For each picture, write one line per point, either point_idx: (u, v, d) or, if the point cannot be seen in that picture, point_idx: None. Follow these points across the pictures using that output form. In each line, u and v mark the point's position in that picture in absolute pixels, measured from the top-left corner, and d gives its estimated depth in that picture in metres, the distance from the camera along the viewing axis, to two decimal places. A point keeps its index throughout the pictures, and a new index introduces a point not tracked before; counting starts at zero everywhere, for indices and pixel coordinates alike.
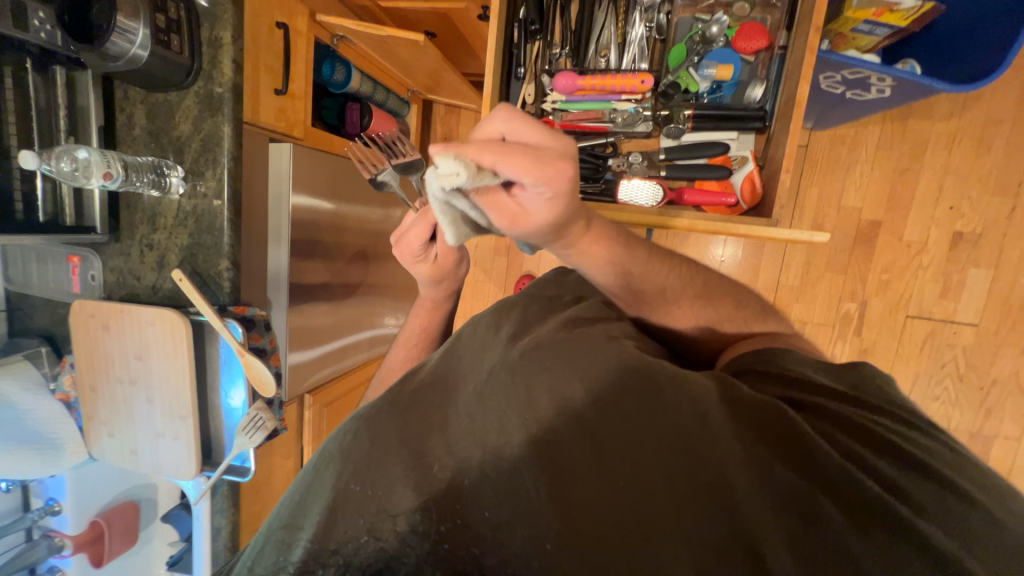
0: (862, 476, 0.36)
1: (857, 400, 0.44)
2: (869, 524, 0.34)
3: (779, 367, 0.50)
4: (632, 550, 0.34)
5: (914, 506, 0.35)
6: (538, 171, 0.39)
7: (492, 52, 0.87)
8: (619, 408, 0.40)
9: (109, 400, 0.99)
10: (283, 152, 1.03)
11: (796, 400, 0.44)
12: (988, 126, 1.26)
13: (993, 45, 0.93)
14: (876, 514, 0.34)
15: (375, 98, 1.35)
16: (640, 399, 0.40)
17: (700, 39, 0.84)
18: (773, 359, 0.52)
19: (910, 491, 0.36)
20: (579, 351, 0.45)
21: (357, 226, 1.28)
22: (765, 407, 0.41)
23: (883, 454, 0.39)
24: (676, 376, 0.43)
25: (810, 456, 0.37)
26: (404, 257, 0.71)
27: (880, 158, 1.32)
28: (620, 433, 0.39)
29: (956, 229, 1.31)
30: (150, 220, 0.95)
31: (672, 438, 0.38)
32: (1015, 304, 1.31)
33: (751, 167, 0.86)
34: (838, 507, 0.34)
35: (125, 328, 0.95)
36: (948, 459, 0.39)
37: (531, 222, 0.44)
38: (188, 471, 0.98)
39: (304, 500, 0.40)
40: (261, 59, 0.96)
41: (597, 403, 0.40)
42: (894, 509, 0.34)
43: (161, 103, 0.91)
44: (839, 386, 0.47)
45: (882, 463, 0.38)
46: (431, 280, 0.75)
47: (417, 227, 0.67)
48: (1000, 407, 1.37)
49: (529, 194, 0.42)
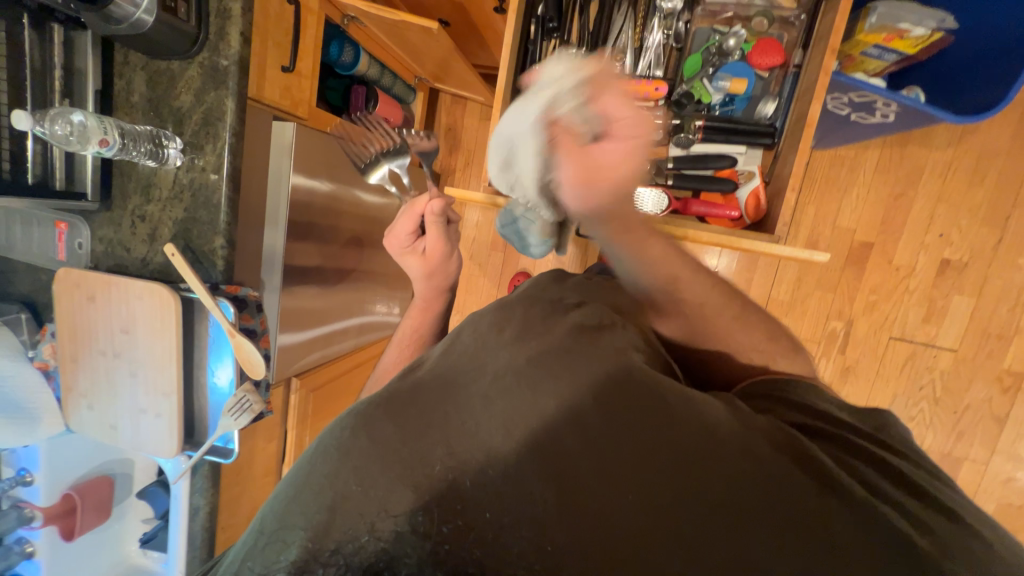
0: (875, 503, 0.38)
1: (872, 436, 0.47)
2: (885, 548, 0.35)
3: (794, 399, 0.53)
4: (633, 560, 0.35)
5: (928, 534, 0.36)
6: (616, 119, 0.47)
7: (508, 46, 0.86)
8: (625, 419, 0.41)
9: (90, 372, 0.97)
10: (286, 131, 1.01)
11: (813, 430, 0.47)
12: (983, 157, 1.28)
13: (996, 79, 0.95)
14: (891, 539, 0.36)
15: (382, 82, 1.33)
16: (660, 415, 0.42)
17: (716, 50, 0.85)
18: (791, 391, 0.55)
19: (924, 520, 0.38)
20: (590, 361, 0.46)
21: (355, 212, 1.26)
22: (772, 430, 0.44)
23: (897, 487, 0.41)
24: (697, 398, 0.45)
25: (825, 479, 0.39)
26: (396, 250, 0.80)
27: (878, 181, 1.34)
28: (627, 444, 0.40)
29: (944, 256, 1.34)
30: (144, 191, 0.93)
31: (681, 454, 0.40)
32: (994, 333, 1.35)
33: (757, 183, 0.88)
34: (853, 529, 0.36)
35: (111, 299, 0.92)
36: (957, 499, 0.41)
37: (601, 179, 0.48)
38: (169, 450, 0.96)
39: (299, 495, 0.40)
40: (269, 34, 0.93)
41: (613, 414, 0.42)
42: (907, 534, 0.36)
43: (162, 72, 0.88)
44: (857, 423, 0.49)
45: (895, 494, 0.40)
46: (422, 274, 0.81)
47: (404, 219, 0.78)
48: (971, 431, 1.41)
49: (609, 147, 0.48)
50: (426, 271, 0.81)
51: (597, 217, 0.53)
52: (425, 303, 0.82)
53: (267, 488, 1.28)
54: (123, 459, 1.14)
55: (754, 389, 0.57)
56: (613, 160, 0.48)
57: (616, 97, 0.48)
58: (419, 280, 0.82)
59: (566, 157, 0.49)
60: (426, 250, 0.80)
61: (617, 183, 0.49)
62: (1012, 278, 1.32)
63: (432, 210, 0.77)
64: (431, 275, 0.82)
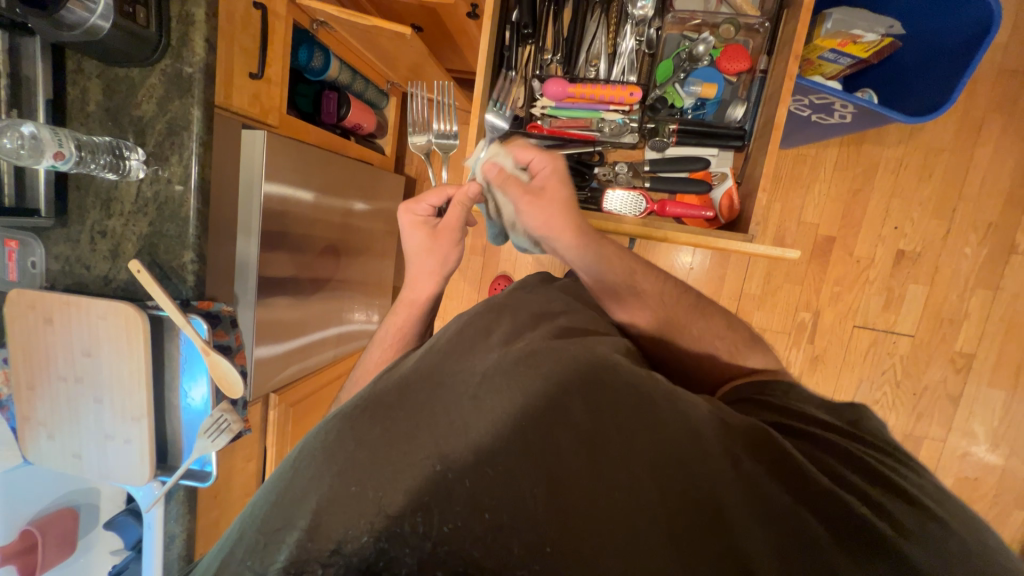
0: (848, 499, 0.40)
1: (847, 432, 0.49)
2: (854, 544, 0.38)
3: (772, 399, 0.56)
4: (623, 554, 0.36)
5: (900, 529, 0.39)
6: (539, 157, 0.72)
7: (484, 52, 0.86)
8: (612, 419, 0.42)
9: (50, 400, 0.91)
10: (255, 140, 0.97)
11: (791, 427, 0.49)
12: (929, 154, 1.38)
13: (942, 84, 1.01)
14: (859, 536, 0.38)
15: (353, 87, 1.33)
16: (642, 415, 0.43)
17: (686, 57, 0.88)
18: (769, 392, 0.58)
19: (893, 515, 0.40)
20: (581, 358, 0.47)
21: (330, 220, 1.24)
22: (757, 432, 0.45)
23: (873, 482, 0.43)
24: (674, 395, 0.47)
25: (804, 477, 0.41)
26: (412, 218, 0.82)
27: (836, 178, 1.42)
28: (613, 441, 0.41)
29: (900, 247, 1.43)
30: (104, 206, 0.88)
31: (666, 453, 0.41)
32: (946, 318, 1.45)
33: (731, 184, 0.90)
34: (825, 527, 0.38)
35: (71, 321, 0.87)
36: (929, 491, 0.44)
37: (544, 198, 0.69)
38: (140, 476, 0.92)
39: (282, 498, 0.38)
40: (236, 41, 0.90)
41: (595, 413, 0.42)
42: (876, 529, 0.38)
43: (120, 80, 0.84)
44: (835, 420, 0.51)
45: (869, 488, 0.42)
46: (423, 247, 0.81)
47: (436, 193, 0.83)
48: (929, 411, 1.50)
49: (539, 178, 0.71)
50: (428, 247, 0.81)
51: (553, 225, 0.69)
52: (411, 298, 0.81)
53: None
54: (88, 488, 1.07)
55: (740, 393, 0.61)
56: (546, 185, 0.71)
57: (527, 147, 0.73)
58: (418, 255, 0.81)
59: (513, 186, 0.69)
60: (437, 227, 0.81)
61: (555, 197, 0.69)
62: (960, 266, 1.41)
63: (467, 191, 0.79)
64: (429, 250, 0.81)
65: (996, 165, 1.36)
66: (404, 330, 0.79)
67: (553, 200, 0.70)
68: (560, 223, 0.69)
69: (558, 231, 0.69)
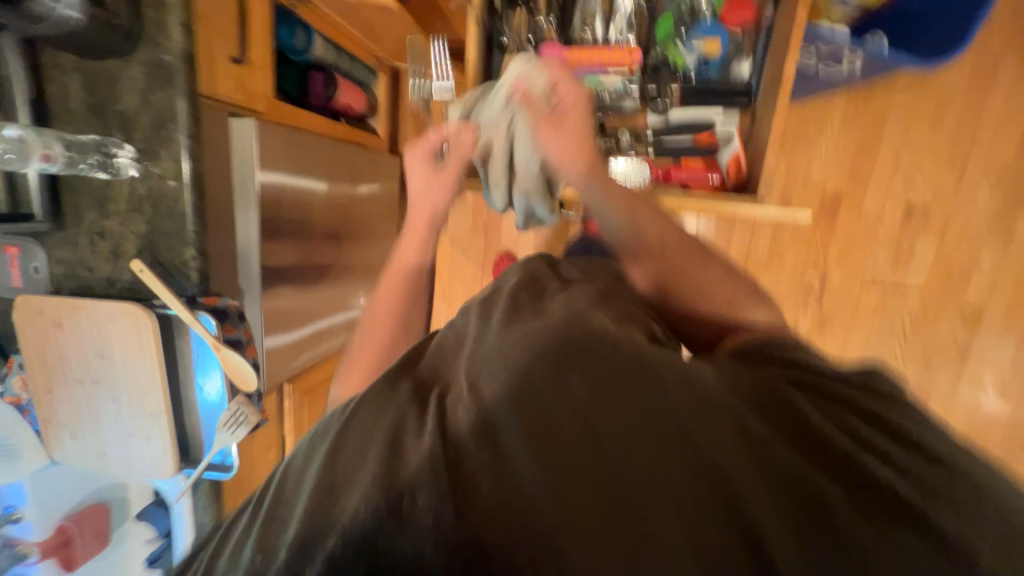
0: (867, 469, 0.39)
1: (864, 390, 0.47)
2: (873, 513, 0.37)
3: (777, 355, 0.53)
4: (632, 530, 0.35)
5: (924, 496, 0.37)
6: (565, 86, 0.78)
7: (473, 18, 0.84)
8: (615, 391, 0.40)
9: (69, 402, 0.93)
10: (246, 128, 0.94)
11: (805, 381, 0.47)
12: (941, 101, 1.33)
13: (960, 25, 0.96)
14: (883, 506, 0.37)
15: (340, 66, 1.29)
16: (646, 394, 0.42)
17: (687, 10, 0.84)
18: (772, 347, 0.54)
19: (918, 479, 0.39)
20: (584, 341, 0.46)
21: (329, 205, 1.21)
22: (769, 396, 0.44)
23: (898, 446, 0.41)
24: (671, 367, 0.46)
25: (820, 444, 0.40)
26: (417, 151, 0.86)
27: (844, 132, 1.38)
28: (616, 416, 0.39)
29: (909, 201, 1.40)
30: (98, 206, 0.86)
31: (673, 421, 0.39)
32: (957, 270, 1.43)
33: (738, 145, 0.86)
34: (849, 502, 0.37)
35: (81, 324, 0.87)
36: (951, 451, 0.42)
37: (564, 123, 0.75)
38: (166, 471, 0.94)
39: (288, 485, 0.39)
40: (213, 25, 0.86)
41: (597, 387, 0.41)
42: (895, 495, 0.37)
43: (100, 73, 0.81)
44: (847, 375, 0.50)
45: (893, 452, 0.41)
46: (423, 182, 0.84)
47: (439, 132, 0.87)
48: (938, 364, 1.50)
49: (564, 104, 0.77)
50: (426, 180, 0.84)
51: (564, 151, 0.74)
52: (400, 267, 0.80)
53: None
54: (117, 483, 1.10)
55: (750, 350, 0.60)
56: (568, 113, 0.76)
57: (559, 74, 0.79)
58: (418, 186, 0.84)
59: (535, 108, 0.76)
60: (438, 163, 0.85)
61: (574, 123, 0.75)
62: (971, 216, 1.38)
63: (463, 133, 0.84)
64: (428, 184, 0.84)
65: (1011, 108, 1.31)
66: (394, 304, 0.75)
67: (571, 126, 0.75)
68: (574, 149, 0.74)
69: (571, 156, 0.74)
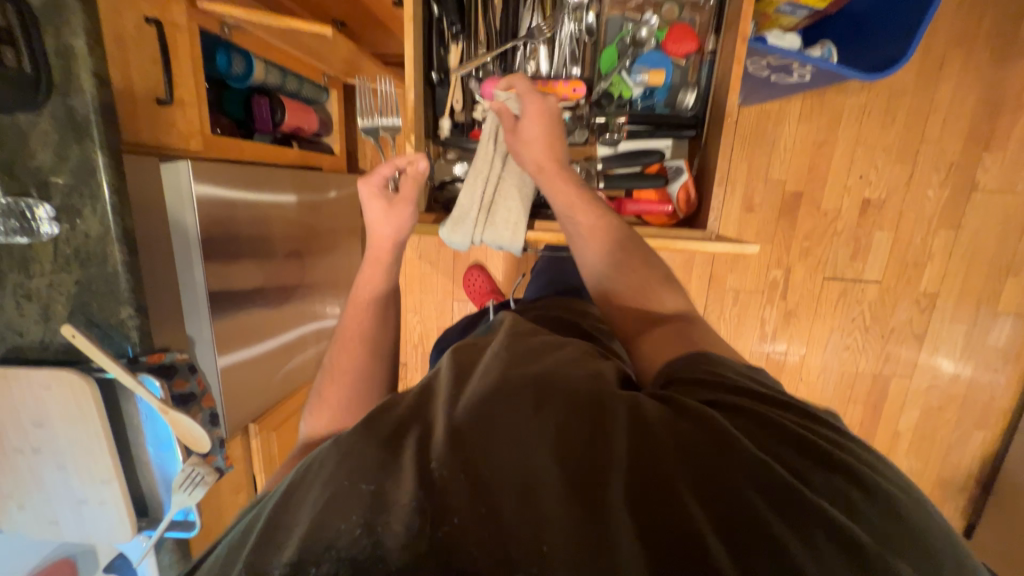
0: (823, 508, 0.34)
1: (793, 406, 0.44)
2: (831, 554, 0.32)
3: (715, 378, 0.48)
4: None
5: (866, 524, 0.34)
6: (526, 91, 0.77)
7: (411, 62, 0.81)
8: (507, 432, 0.37)
9: (11, 473, 0.88)
10: (179, 171, 0.89)
11: (734, 404, 0.43)
12: (891, 99, 1.35)
13: (898, 34, 0.96)
14: (835, 544, 0.32)
15: (286, 87, 1.22)
16: (616, 429, 0.38)
17: (630, 42, 0.82)
18: (707, 364, 0.51)
19: (846, 504, 0.35)
20: (553, 386, 0.42)
21: (285, 237, 1.16)
22: (684, 424, 0.39)
23: (834, 475, 0.37)
24: (634, 401, 0.42)
25: (760, 477, 0.35)
26: (369, 192, 0.80)
27: (802, 131, 1.39)
28: (510, 465, 0.35)
29: (865, 196, 1.43)
30: (22, 267, 0.81)
31: (572, 455, 0.36)
32: (912, 261, 1.47)
33: (687, 178, 0.85)
34: (797, 541, 0.32)
35: (14, 393, 0.82)
36: (884, 473, 0.39)
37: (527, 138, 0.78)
38: (125, 534, 0.91)
39: None
40: (132, 63, 0.80)
41: (489, 431, 0.37)
42: (847, 532, 0.33)
43: (8, 128, 0.74)
44: (774, 391, 0.47)
45: (821, 475, 0.37)
46: (380, 218, 0.80)
47: (388, 165, 0.81)
48: (897, 352, 1.56)
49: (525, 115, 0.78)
50: (385, 216, 0.80)
51: (530, 163, 0.78)
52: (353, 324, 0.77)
53: None
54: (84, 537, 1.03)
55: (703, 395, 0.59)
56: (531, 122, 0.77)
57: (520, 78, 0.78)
58: (376, 226, 0.80)
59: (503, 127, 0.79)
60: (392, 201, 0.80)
61: (538, 133, 0.77)
62: (923, 210, 1.42)
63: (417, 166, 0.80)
64: (386, 223, 0.80)
65: (956, 103, 1.34)
66: (350, 377, 0.71)
67: (535, 136, 0.78)
68: (547, 161, 0.77)
69: (545, 168, 0.77)
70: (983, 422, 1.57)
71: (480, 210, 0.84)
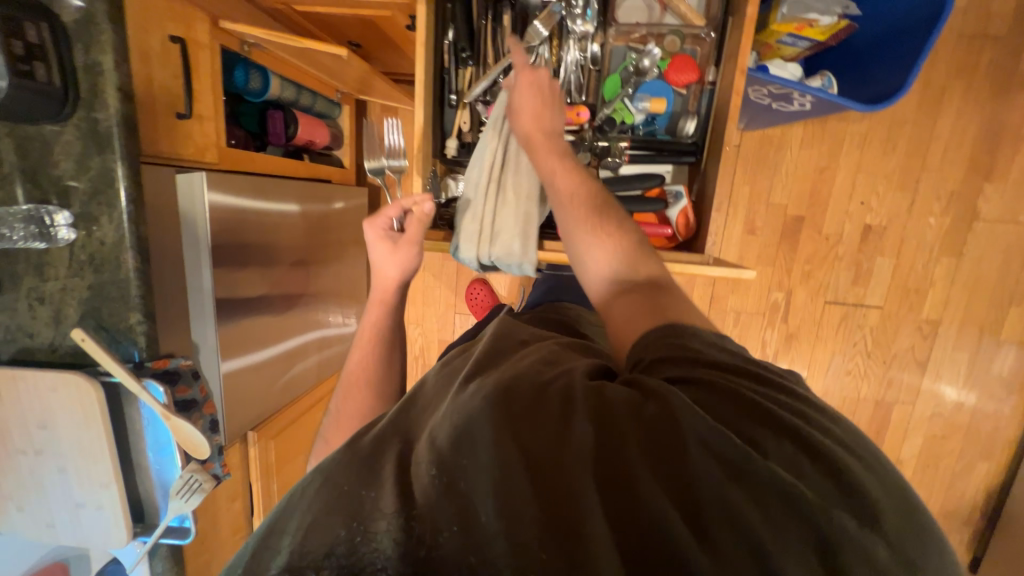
0: (782, 478, 0.38)
1: (755, 375, 0.48)
2: (787, 523, 0.36)
3: (688, 353, 0.50)
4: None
5: (818, 487, 0.38)
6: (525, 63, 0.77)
7: (421, 84, 0.85)
8: (473, 435, 0.39)
9: (12, 474, 0.89)
10: (193, 182, 0.91)
11: (704, 382, 0.46)
12: (892, 128, 1.38)
13: (895, 68, 0.99)
14: (792, 512, 0.36)
15: (300, 102, 1.26)
16: (577, 423, 0.40)
17: (634, 70, 0.85)
18: (679, 337, 0.53)
19: (802, 472, 0.39)
20: (521, 383, 0.44)
21: (292, 247, 1.18)
22: (648, 409, 0.41)
23: (796, 446, 0.40)
24: (601, 390, 0.43)
25: (723, 457, 0.38)
26: (376, 233, 0.83)
27: (803, 157, 1.42)
28: (478, 466, 0.37)
29: (866, 222, 1.45)
30: (37, 271, 0.83)
31: (534, 450, 0.38)
32: (913, 287, 1.47)
33: (686, 203, 0.87)
34: (759, 514, 0.36)
35: (21, 395, 0.84)
36: (836, 433, 0.43)
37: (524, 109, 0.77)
38: (120, 539, 0.91)
39: None
40: (155, 78, 0.84)
41: (460, 432, 0.39)
42: (802, 498, 0.37)
43: (34, 137, 0.78)
44: (742, 362, 0.50)
45: (782, 446, 0.40)
46: (383, 260, 0.82)
47: (394, 206, 0.83)
48: (900, 378, 1.55)
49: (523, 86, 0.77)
50: (388, 258, 0.82)
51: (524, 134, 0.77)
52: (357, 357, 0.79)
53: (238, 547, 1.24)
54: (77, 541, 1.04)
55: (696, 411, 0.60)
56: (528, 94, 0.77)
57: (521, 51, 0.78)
58: (379, 267, 0.82)
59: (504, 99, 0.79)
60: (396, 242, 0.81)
61: (535, 105, 0.77)
62: (924, 237, 1.43)
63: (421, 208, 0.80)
64: (390, 264, 0.81)
65: (956, 134, 1.36)
66: (359, 413, 0.73)
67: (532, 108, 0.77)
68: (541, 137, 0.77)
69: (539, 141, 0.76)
70: (989, 453, 1.55)
71: (488, 225, 0.84)
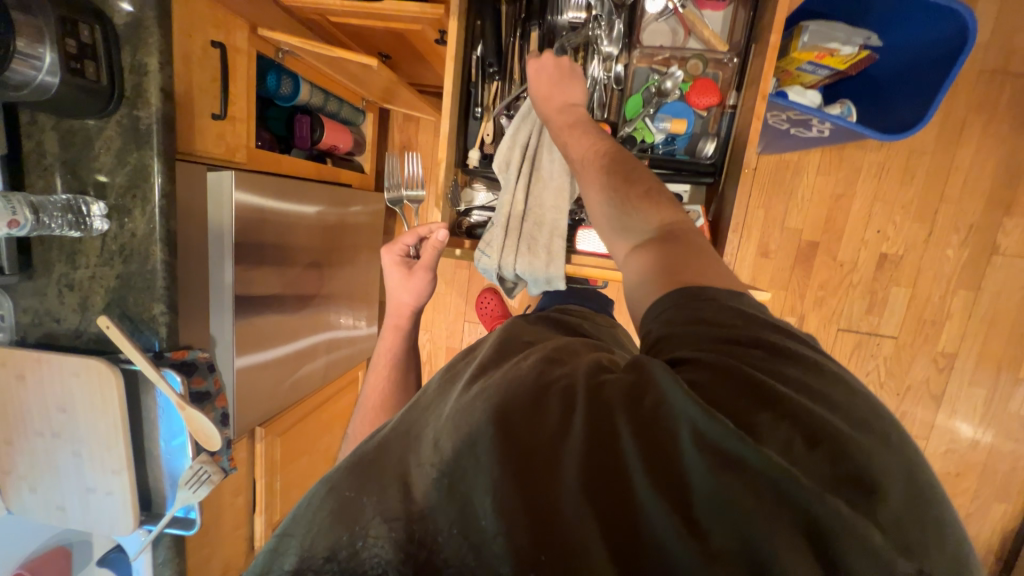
0: (780, 465, 0.35)
1: (769, 351, 0.45)
2: (784, 516, 0.35)
3: (706, 328, 0.49)
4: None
5: (822, 476, 0.36)
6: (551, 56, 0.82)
7: (448, 96, 0.87)
8: (470, 444, 0.39)
9: (29, 455, 0.91)
10: (223, 180, 0.95)
11: (711, 363, 0.44)
12: (911, 158, 1.37)
13: (916, 100, 0.99)
14: (789, 504, 0.35)
15: (327, 108, 1.30)
16: (573, 427, 0.39)
17: (655, 91, 0.87)
18: (699, 298, 0.52)
19: (801, 459, 0.36)
20: (519, 378, 0.44)
21: (309, 247, 1.21)
22: (644, 403, 0.40)
23: (800, 432, 0.38)
24: (598, 389, 0.42)
25: (715, 449, 0.37)
26: (392, 260, 0.87)
27: (819, 183, 1.42)
28: (477, 478, 0.38)
29: (882, 251, 1.44)
30: (69, 258, 0.86)
31: (527, 458, 0.38)
32: (929, 319, 1.45)
33: (701, 223, 0.88)
34: (754, 509, 0.35)
35: (44, 378, 0.86)
36: (851, 412, 0.40)
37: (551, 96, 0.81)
38: (125, 527, 0.92)
39: None
40: (194, 81, 0.88)
41: (457, 437, 0.40)
42: (803, 491, 0.35)
43: (77, 131, 0.81)
44: (765, 333, 0.47)
45: (785, 430, 0.38)
46: (399, 284, 0.85)
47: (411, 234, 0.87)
48: (913, 410, 1.52)
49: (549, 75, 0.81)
50: (404, 282, 0.84)
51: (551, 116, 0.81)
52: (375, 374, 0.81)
53: (237, 543, 1.25)
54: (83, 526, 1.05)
55: None
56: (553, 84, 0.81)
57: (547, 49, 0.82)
58: (395, 289, 0.84)
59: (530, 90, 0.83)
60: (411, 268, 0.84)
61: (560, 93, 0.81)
62: (942, 268, 1.42)
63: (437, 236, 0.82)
64: (405, 288, 0.85)
65: (976, 167, 1.35)
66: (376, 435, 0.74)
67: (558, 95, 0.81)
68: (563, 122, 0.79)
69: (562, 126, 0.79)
70: (1004, 492, 1.51)
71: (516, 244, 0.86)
